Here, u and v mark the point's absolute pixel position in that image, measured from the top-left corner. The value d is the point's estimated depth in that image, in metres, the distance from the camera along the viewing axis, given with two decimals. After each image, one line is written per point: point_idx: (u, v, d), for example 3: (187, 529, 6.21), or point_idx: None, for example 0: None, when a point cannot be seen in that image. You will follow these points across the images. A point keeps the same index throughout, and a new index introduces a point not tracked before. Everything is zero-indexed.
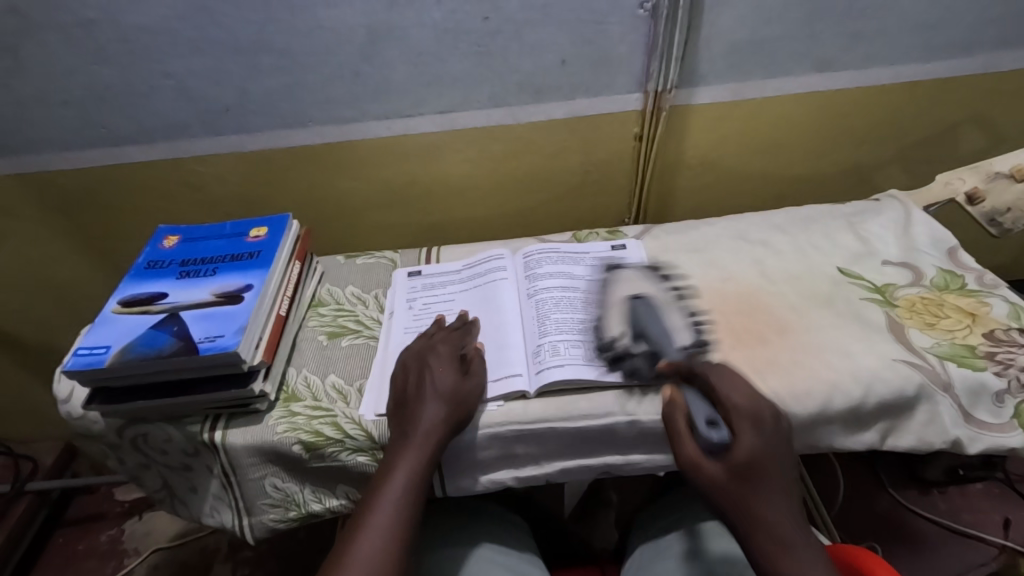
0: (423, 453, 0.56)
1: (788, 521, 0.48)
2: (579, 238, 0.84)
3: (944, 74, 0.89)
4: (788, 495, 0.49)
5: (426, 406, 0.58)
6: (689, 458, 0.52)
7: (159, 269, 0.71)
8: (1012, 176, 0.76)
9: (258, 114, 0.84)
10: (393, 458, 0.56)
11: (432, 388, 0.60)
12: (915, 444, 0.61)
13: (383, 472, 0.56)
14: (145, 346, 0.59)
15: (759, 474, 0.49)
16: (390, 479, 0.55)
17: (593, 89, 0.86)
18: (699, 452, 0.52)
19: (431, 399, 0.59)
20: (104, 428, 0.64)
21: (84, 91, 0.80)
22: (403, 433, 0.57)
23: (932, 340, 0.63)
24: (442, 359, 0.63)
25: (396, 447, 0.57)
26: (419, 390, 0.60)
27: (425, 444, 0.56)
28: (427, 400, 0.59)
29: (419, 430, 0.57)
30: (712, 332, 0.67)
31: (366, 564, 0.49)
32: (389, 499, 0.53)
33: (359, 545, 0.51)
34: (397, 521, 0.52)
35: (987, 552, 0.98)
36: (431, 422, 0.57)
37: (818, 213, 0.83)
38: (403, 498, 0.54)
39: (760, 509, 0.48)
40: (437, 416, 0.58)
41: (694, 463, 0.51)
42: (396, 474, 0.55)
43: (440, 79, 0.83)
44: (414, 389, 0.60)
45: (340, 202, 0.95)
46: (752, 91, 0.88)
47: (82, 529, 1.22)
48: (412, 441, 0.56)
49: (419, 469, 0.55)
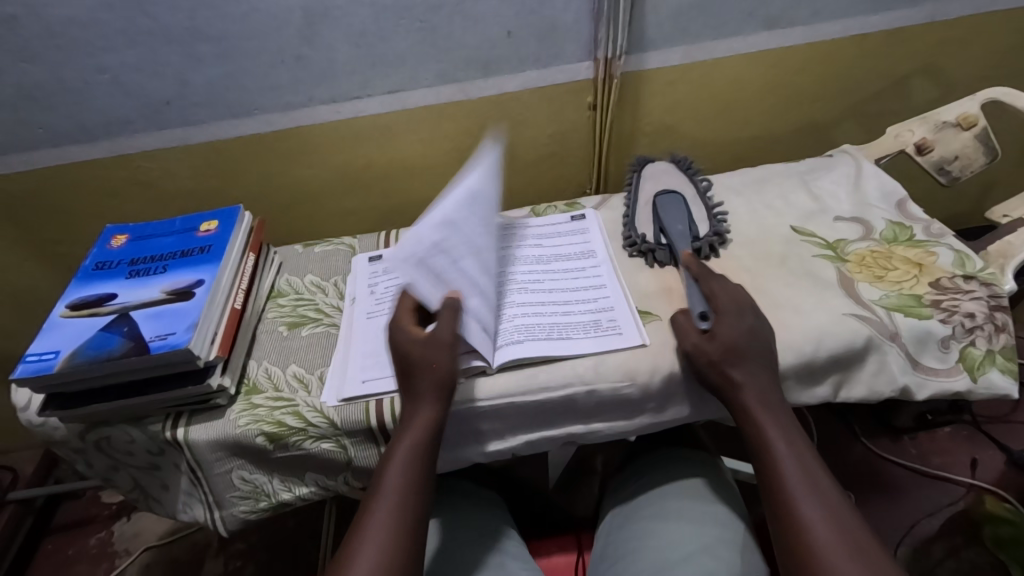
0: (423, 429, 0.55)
1: (769, 399, 0.54)
2: (537, 213, 0.84)
3: (892, 25, 0.89)
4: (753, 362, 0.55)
5: (420, 381, 0.57)
6: (691, 346, 0.58)
7: (108, 270, 0.70)
8: (959, 124, 0.77)
9: (202, 105, 0.82)
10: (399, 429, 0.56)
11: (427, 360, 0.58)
12: (867, 395, 0.62)
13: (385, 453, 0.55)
14: (95, 348, 0.59)
15: (741, 359, 0.55)
16: (392, 458, 0.54)
17: (542, 60, 0.84)
18: (695, 334, 0.59)
19: (424, 372, 0.57)
20: (65, 433, 0.63)
21: (14, 91, 0.77)
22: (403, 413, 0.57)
23: (880, 292, 0.64)
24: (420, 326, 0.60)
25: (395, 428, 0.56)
26: (413, 367, 0.58)
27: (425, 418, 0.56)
28: (422, 376, 0.57)
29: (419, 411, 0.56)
30: (668, 299, 0.68)
31: (377, 542, 0.49)
32: (393, 478, 0.53)
33: (369, 523, 0.51)
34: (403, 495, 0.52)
35: (955, 492, 1.02)
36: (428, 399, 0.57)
37: (773, 173, 0.83)
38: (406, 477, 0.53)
39: (742, 379, 0.54)
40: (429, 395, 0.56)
41: (693, 350, 0.58)
42: (399, 452, 0.54)
43: (385, 59, 0.81)
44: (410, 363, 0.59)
45: (296, 191, 0.94)
46: (704, 53, 0.87)
47: (71, 533, 1.22)
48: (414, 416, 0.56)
49: (418, 448, 0.55)
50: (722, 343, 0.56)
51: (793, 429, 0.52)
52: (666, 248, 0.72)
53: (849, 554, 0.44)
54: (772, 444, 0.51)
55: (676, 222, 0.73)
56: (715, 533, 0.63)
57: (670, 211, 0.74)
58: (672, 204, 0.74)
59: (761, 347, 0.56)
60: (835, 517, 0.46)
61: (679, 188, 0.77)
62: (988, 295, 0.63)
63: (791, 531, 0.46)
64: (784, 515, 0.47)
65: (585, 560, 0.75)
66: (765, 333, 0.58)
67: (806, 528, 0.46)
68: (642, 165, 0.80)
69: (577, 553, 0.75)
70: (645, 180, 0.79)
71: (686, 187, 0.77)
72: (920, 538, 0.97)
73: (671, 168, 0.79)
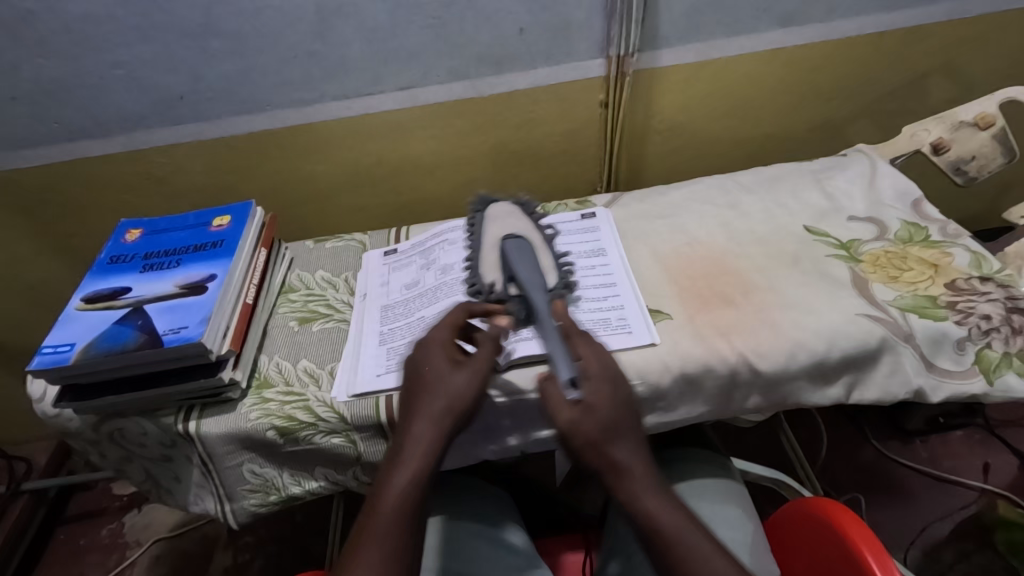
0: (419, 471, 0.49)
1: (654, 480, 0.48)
2: (548, 210, 0.83)
3: (909, 23, 0.88)
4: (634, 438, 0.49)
5: (427, 409, 0.52)
6: (567, 423, 0.48)
7: (122, 263, 0.70)
8: (977, 124, 0.76)
9: (215, 100, 0.82)
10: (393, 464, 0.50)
11: (441, 386, 0.53)
12: (880, 396, 0.61)
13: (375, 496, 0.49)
14: (109, 341, 0.59)
15: (621, 436, 0.48)
16: (381, 502, 0.48)
17: (554, 57, 0.84)
18: (566, 406, 0.49)
19: (437, 399, 0.52)
20: (80, 424, 0.64)
21: (30, 86, 0.78)
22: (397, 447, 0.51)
23: (895, 293, 0.64)
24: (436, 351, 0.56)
25: (387, 467, 0.50)
26: (421, 394, 0.53)
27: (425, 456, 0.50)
28: (432, 404, 0.52)
29: (415, 447, 0.50)
30: (679, 297, 0.67)
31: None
32: (383, 534, 0.46)
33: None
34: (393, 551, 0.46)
35: (967, 496, 1.01)
36: (428, 433, 0.51)
37: (785, 172, 0.82)
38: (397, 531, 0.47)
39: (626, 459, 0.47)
40: (431, 428, 0.51)
41: (569, 428, 0.48)
42: (388, 501, 0.48)
43: (397, 56, 0.81)
44: (421, 389, 0.53)
45: (307, 187, 0.94)
46: (717, 50, 0.87)
47: (83, 524, 1.23)
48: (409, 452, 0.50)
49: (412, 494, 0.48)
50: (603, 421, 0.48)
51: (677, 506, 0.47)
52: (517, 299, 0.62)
53: None
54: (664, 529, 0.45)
55: (524, 266, 0.63)
56: (727, 536, 0.64)
57: (519, 253, 0.64)
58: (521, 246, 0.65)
59: (633, 422, 0.50)
60: None
61: (522, 232, 0.69)
62: (1005, 297, 0.62)
63: None
64: None
65: (593, 559, 0.74)
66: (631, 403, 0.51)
67: None
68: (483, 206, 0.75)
69: (584, 552, 0.74)
70: (488, 223, 0.71)
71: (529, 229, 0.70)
72: (930, 542, 0.97)
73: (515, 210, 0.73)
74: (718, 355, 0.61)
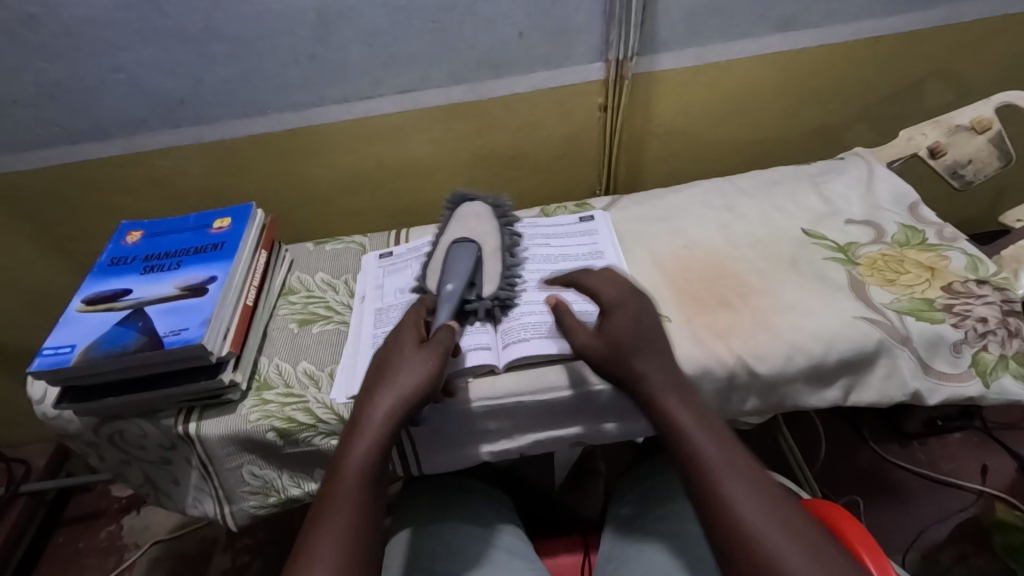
0: (377, 439, 0.52)
1: (681, 388, 0.54)
2: (547, 213, 0.84)
3: (906, 28, 0.89)
4: (661, 352, 0.57)
5: (383, 386, 0.54)
6: (580, 345, 0.59)
7: (123, 266, 0.71)
8: (973, 128, 0.76)
9: (215, 103, 0.83)
10: (348, 441, 0.52)
11: (396, 367, 0.55)
12: (878, 399, 0.62)
13: (338, 460, 0.51)
14: (110, 343, 0.59)
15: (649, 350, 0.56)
16: (341, 473, 0.50)
17: (553, 61, 0.85)
18: (584, 333, 0.59)
19: (393, 377, 0.55)
20: (80, 426, 0.64)
21: (32, 89, 0.78)
22: (357, 419, 0.53)
23: (892, 296, 0.64)
24: (400, 335, 0.59)
25: (349, 434, 0.53)
26: (382, 374, 0.56)
27: (384, 425, 0.52)
28: (387, 381, 0.54)
29: (376, 418, 0.53)
30: (678, 300, 0.68)
31: (322, 556, 0.45)
32: (346, 491, 0.49)
33: (316, 538, 0.47)
34: (354, 510, 0.48)
35: (965, 499, 1.01)
36: (384, 407, 0.53)
37: (783, 175, 0.83)
38: (357, 490, 0.49)
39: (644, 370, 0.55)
40: (388, 402, 0.53)
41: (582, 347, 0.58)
42: (350, 463, 0.50)
43: (397, 60, 0.82)
44: (382, 369, 0.56)
45: (307, 190, 0.94)
46: (715, 55, 0.87)
47: (82, 526, 1.24)
48: (365, 426, 0.52)
49: (370, 458, 0.51)
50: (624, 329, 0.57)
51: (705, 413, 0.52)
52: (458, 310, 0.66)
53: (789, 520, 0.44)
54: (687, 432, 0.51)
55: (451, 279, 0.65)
56: None
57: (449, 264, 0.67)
58: (461, 252, 0.68)
59: (658, 338, 0.58)
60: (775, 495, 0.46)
61: (479, 237, 0.71)
62: (1001, 300, 0.63)
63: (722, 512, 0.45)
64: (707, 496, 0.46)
65: (592, 560, 0.74)
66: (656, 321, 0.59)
67: (734, 504, 0.45)
68: (459, 203, 0.75)
69: (583, 554, 0.74)
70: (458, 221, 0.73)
71: (489, 236, 0.71)
72: (929, 544, 0.97)
73: (487, 213, 0.74)
74: (716, 358, 0.61)
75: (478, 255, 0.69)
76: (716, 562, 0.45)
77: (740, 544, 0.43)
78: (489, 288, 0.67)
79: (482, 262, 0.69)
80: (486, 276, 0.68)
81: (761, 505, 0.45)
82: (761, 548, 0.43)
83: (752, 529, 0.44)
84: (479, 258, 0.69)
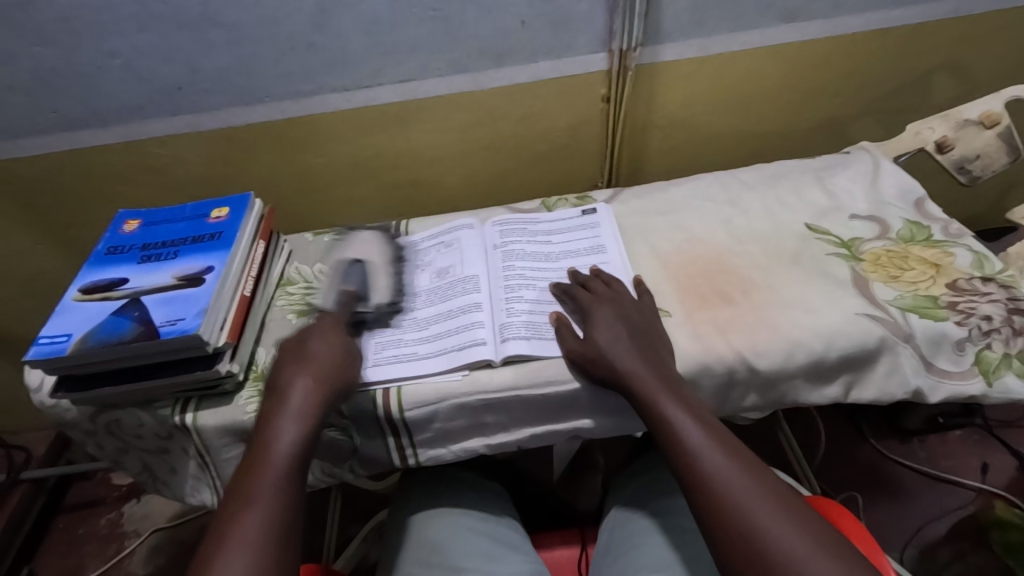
0: (304, 423, 0.52)
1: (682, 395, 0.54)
2: (548, 206, 0.83)
3: (915, 20, 0.87)
4: (650, 356, 0.57)
5: (305, 369, 0.56)
6: (571, 351, 0.61)
7: (120, 255, 0.70)
8: (981, 123, 0.75)
9: (214, 91, 0.82)
10: (266, 427, 0.52)
11: (309, 355, 0.58)
12: (879, 396, 0.61)
13: (260, 443, 0.51)
14: (106, 332, 0.59)
15: (642, 352, 0.57)
16: (267, 457, 0.49)
17: (556, 51, 0.84)
18: (576, 345, 0.60)
19: (311, 362, 0.57)
20: (76, 415, 0.64)
21: (28, 75, 0.78)
22: (274, 405, 0.53)
23: (895, 292, 0.63)
24: (321, 329, 0.62)
25: (267, 419, 0.53)
26: (299, 358, 0.58)
27: (306, 407, 0.53)
28: (308, 364, 0.57)
29: (293, 406, 0.53)
30: (678, 294, 0.67)
31: (248, 545, 0.44)
32: (268, 474, 0.48)
33: (242, 521, 0.45)
34: (279, 490, 0.48)
35: (964, 496, 1.01)
36: (305, 390, 0.54)
37: (787, 169, 0.82)
38: (284, 473, 0.49)
39: (639, 371, 0.55)
40: (308, 386, 0.55)
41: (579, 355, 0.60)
42: (277, 445, 0.50)
43: (398, 48, 0.81)
44: (293, 356, 0.58)
45: (307, 179, 0.94)
46: (720, 46, 0.86)
47: (82, 513, 1.24)
48: (286, 413, 0.52)
49: (297, 446, 0.51)
50: (607, 338, 0.58)
51: (702, 414, 0.53)
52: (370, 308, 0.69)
53: (795, 524, 0.44)
54: (683, 435, 0.51)
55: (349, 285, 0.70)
56: None
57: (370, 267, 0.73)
58: (353, 271, 0.72)
59: (657, 350, 0.59)
60: (778, 499, 0.46)
61: (367, 256, 0.75)
62: (1005, 298, 0.62)
63: (729, 519, 0.45)
64: (710, 500, 0.47)
65: (588, 554, 0.74)
66: (648, 335, 0.60)
67: (743, 508, 0.45)
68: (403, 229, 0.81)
69: (580, 548, 0.74)
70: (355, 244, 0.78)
71: (377, 255, 0.76)
72: (926, 541, 0.97)
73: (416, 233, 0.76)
74: (716, 353, 0.61)
75: (365, 270, 0.73)
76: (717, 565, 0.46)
77: (746, 540, 0.44)
78: (377, 298, 0.70)
79: (373, 277, 0.72)
80: (375, 288, 0.71)
81: (766, 503, 0.45)
82: (768, 545, 0.43)
83: (757, 528, 0.44)
84: (368, 274, 0.73)
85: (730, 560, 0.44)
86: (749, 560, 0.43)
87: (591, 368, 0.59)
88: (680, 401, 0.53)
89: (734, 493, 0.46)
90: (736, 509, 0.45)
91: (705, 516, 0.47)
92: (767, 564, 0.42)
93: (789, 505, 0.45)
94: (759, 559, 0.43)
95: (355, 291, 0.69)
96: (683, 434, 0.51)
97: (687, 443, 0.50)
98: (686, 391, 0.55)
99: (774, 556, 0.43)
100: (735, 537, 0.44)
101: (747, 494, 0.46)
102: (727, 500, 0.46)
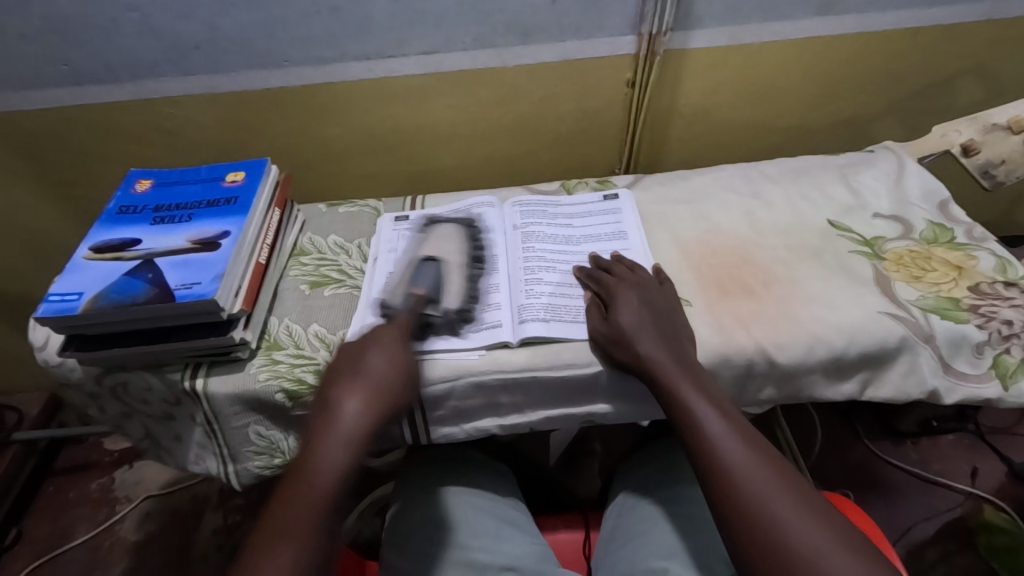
0: (346, 448, 0.48)
1: (702, 385, 0.54)
2: (569, 188, 0.82)
3: (948, 20, 0.86)
4: (671, 342, 0.57)
5: (355, 389, 0.52)
6: (592, 330, 0.61)
7: (131, 214, 0.68)
8: (1010, 128, 0.75)
9: (231, 52, 0.80)
10: (310, 448, 0.48)
11: (364, 367, 0.54)
12: (894, 395, 0.61)
13: (301, 464, 0.47)
14: (118, 293, 0.58)
15: (662, 337, 0.57)
16: (312, 479, 0.46)
17: (585, 30, 0.82)
18: (599, 330, 0.60)
19: (364, 379, 0.53)
20: (82, 376, 0.63)
21: (38, 23, 0.75)
22: (321, 428, 0.49)
23: (917, 292, 0.63)
24: (384, 344, 0.57)
25: (314, 438, 0.49)
26: (346, 375, 0.53)
27: (356, 447, 0.49)
28: (359, 383, 0.52)
29: (338, 432, 0.49)
30: (701, 284, 0.67)
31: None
32: (308, 509, 0.45)
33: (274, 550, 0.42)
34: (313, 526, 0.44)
35: (953, 499, 1.02)
36: (357, 410, 0.51)
37: (810, 164, 0.81)
38: (323, 504, 0.45)
39: (660, 357, 0.55)
40: (360, 407, 0.51)
41: (599, 335, 0.60)
42: (322, 469, 0.47)
43: (423, 18, 0.79)
44: (348, 365, 0.54)
45: (320, 149, 0.92)
46: (749, 36, 0.85)
47: (73, 477, 1.23)
48: (334, 435, 0.49)
49: (343, 473, 0.47)
50: (630, 319, 0.58)
51: (722, 404, 0.52)
52: (441, 314, 0.64)
53: (819, 523, 0.44)
54: (705, 425, 0.50)
55: (421, 287, 0.65)
56: None
57: (450, 266, 0.68)
58: (422, 273, 0.66)
59: (678, 335, 0.58)
60: (800, 494, 0.46)
61: (444, 253, 0.70)
62: None
63: (750, 511, 0.45)
64: (730, 491, 0.46)
65: (592, 539, 0.74)
66: (677, 325, 0.60)
67: (763, 500, 0.45)
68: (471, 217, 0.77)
69: (583, 532, 0.74)
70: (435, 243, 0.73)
71: (455, 252, 0.71)
72: (914, 541, 0.98)
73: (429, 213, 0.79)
74: (736, 346, 0.60)
75: (440, 271, 0.68)
76: (732, 556, 0.45)
77: (764, 531, 0.44)
78: (447, 303, 0.65)
79: (444, 277, 0.67)
80: (449, 291, 0.66)
81: (786, 498, 0.45)
82: (788, 539, 0.43)
83: (778, 521, 0.44)
84: (441, 276, 0.67)
85: (750, 555, 0.44)
86: (767, 553, 0.43)
87: (614, 351, 0.58)
88: (701, 391, 0.53)
89: (753, 485, 0.46)
90: (755, 500, 0.45)
91: (723, 504, 0.46)
92: (787, 556, 0.42)
93: (809, 500, 0.45)
94: (779, 551, 0.43)
95: (424, 294, 0.64)
96: (704, 424, 0.50)
97: (708, 433, 0.50)
98: (705, 380, 0.55)
99: (793, 548, 0.42)
100: (752, 528, 0.44)
101: (768, 486, 0.46)
102: (750, 491, 0.46)
